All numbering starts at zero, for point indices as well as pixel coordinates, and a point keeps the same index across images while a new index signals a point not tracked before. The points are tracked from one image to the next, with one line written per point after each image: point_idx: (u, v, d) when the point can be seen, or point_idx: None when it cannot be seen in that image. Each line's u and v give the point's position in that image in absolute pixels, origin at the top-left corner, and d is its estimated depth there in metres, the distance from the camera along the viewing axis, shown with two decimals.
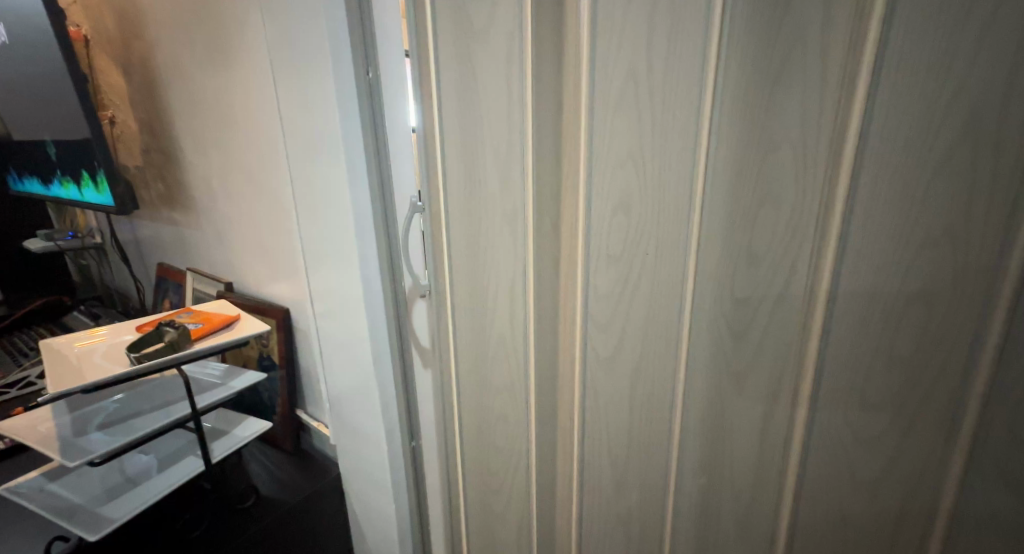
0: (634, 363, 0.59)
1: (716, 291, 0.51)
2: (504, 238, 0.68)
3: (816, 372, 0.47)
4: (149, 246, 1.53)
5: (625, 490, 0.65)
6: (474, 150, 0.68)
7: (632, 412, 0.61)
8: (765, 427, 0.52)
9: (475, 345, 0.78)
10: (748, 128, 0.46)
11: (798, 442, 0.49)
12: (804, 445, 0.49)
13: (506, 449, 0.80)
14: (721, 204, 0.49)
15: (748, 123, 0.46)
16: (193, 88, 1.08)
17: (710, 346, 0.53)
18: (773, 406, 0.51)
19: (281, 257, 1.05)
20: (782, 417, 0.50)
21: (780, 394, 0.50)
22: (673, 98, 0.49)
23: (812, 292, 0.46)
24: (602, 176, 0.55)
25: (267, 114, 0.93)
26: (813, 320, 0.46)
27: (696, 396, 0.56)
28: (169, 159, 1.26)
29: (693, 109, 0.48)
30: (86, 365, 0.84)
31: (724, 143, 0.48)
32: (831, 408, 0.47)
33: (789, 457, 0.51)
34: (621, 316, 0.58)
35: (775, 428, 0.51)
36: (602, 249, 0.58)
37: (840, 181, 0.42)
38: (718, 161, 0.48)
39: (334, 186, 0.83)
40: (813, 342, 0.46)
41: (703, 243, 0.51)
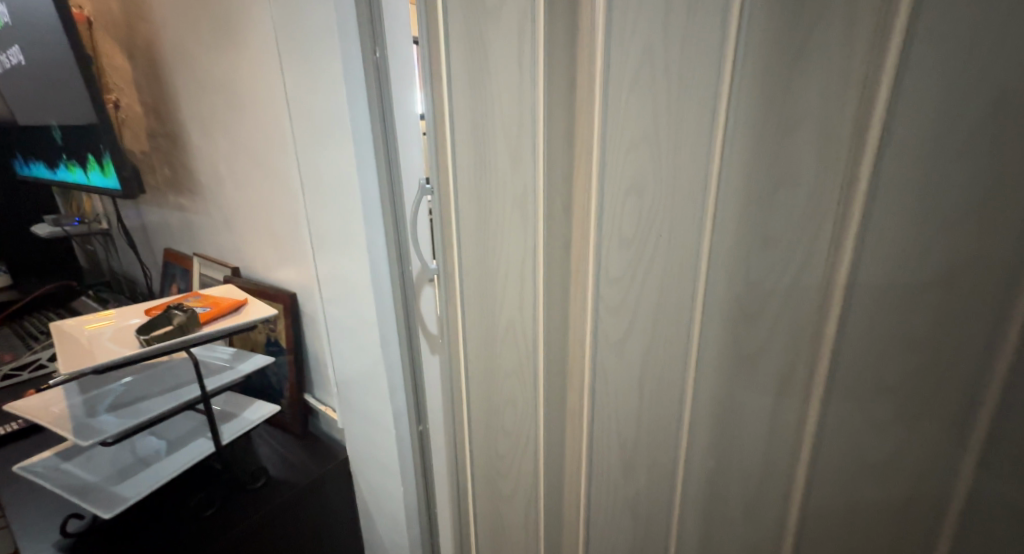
0: (646, 347, 0.59)
1: (730, 274, 0.51)
2: (513, 221, 0.67)
3: (832, 357, 0.46)
4: (155, 232, 1.53)
5: (634, 474, 0.65)
6: (484, 133, 0.67)
7: (642, 396, 0.61)
8: (776, 413, 0.51)
9: (484, 331, 0.78)
10: (767, 108, 0.45)
11: (810, 426, 0.49)
12: (817, 430, 0.49)
13: (513, 433, 0.80)
14: (736, 185, 0.48)
15: (767, 100, 0.45)
16: (198, 71, 1.07)
17: (723, 332, 0.53)
18: (786, 391, 0.50)
19: (288, 242, 1.04)
20: (795, 401, 0.50)
21: (794, 380, 0.49)
22: (690, 79, 0.48)
23: (830, 277, 0.45)
24: (615, 158, 0.55)
25: (272, 97, 0.92)
26: (831, 303, 0.45)
27: (706, 381, 0.55)
28: (174, 143, 1.25)
29: (710, 90, 0.47)
30: (97, 347, 0.84)
31: (742, 125, 0.47)
32: (843, 391, 0.46)
33: (801, 442, 0.50)
34: (633, 301, 0.58)
35: (787, 413, 0.51)
36: (614, 232, 0.57)
37: (864, 163, 0.41)
38: (735, 141, 0.47)
39: (341, 169, 0.83)
40: (829, 327, 0.46)
41: (717, 225, 0.50)
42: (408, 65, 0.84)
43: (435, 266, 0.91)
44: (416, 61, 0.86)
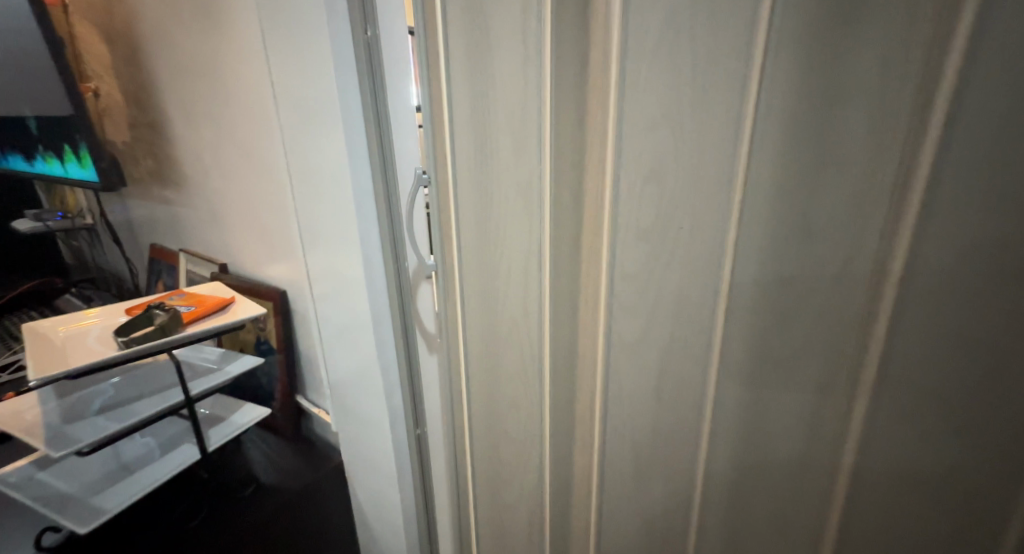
0: (664, 350, 0.54)
1: (760, 271, 0.46)
2: (517, 213, 0.62)
3: (880, 364, 0.41)
4: (141, 227, 1.47)
5: (650, 484, 0.60)
6: (485, 116, 0.61)
7: (659, 402, 0.56)
8: (812, 421, 0.47)
9: (485, 331, 0.73)
10: (808, 83, 0.40)
11: (852, 437, 0.44)
12: (860, 442, 0.44)
13: (517, 440, 0.75)
14: (770, 171, 0.43)
15: (808, 75, 0.40)
16: (179, 56, 1.01)
17: (751, 334, 0.48)
18: (823, 399, 0.45)
19: (277, 237, 0.99)
20: (835, 410, 0.45)
21: (834, 387, 0.44)
22: (719, 53, 0.43)
23: (880, 274, 0.39)
24: (632, 140, 0.49)
25: (256, 81, 0.86)
26: (881, 302, 0.40)
27: (731, 387, 0.51)
28: (157, 134, 1.19)
29: (741, 65, 0.42)
30: (71, 350, 0.79)
31: (777, 103, 0.42)
32: (892, 400, 0.41)
33: (840, 456, 0.45)
34: (650, 298, 0.53)
35: (822, 421, 0.46)
36: (631, 222, 0.52)
37: (928, 145, 0.35)
38: (770, 119, 0.42)
39: (331, 158, 0.77)
40: (879, 331, 0.40)
41: (746, 215, 0.45)
42: (402, 53, 0.79)
43: (436, 261, 0.83)
44: (411, 54, 0.81)
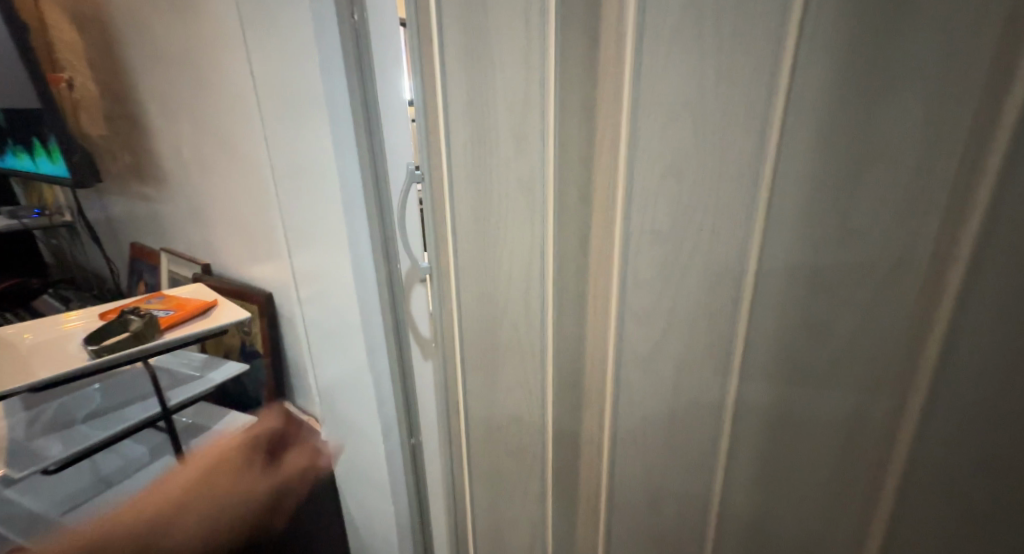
0: (681, 361, 0.49)
1: (790, 278, 0.41)
2: (519, 212, 0.57)
3: (930, 386, 0.35)
4: (121, 225, 1.41)
5: (661, 507, 0.56)
6: (483, 108, 0.56)
7: (673, 419, 0.52)
8: (847, 450, 0.42)
9: (484, 338, 0.68)
10: (851, 66, 0.35)
11: (893, 474, 0.39)
12: (903, 468, 0.38)
13: (519, 453, 0.70)
14: (805, 166, 0.38)
15: (852, 57, 0.35)
16: (155, 43, 0.95)
17: (778, 346, 0.43)
18: (860, 420, 0.40)
19: (262, 237, 0.93)
20: (874, 433, 0.40)
21: (873, 408, 0.39)
22: (749, 34, 0.38)
23: (935, 286, 0.34)
24: (646, 135, 0.45)
25: (234, 69, 0.80)
26: (931, 325, 0.35)
27: (754, 403, 0.46)
28: (134, 127, 1.13)
29: (773, 47, 0.37)
30: (37, 360, 0.74)
31: (813, 90, 0.37)
32: (941, 437, 0.36)
33: (879, 491, 0.40)
34: (666, 308, 0.49)
35: (861, 452, 0.41)
36: (644, 225, 0.47)
37: (1000, 137, 0.30)
38: (803, 112, 0.37)
39: (318, 153, 0.72)
40: (930, 351, 0.35)
41: (773, 220, 0.41)
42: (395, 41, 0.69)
43: (431, 262, 0.75)
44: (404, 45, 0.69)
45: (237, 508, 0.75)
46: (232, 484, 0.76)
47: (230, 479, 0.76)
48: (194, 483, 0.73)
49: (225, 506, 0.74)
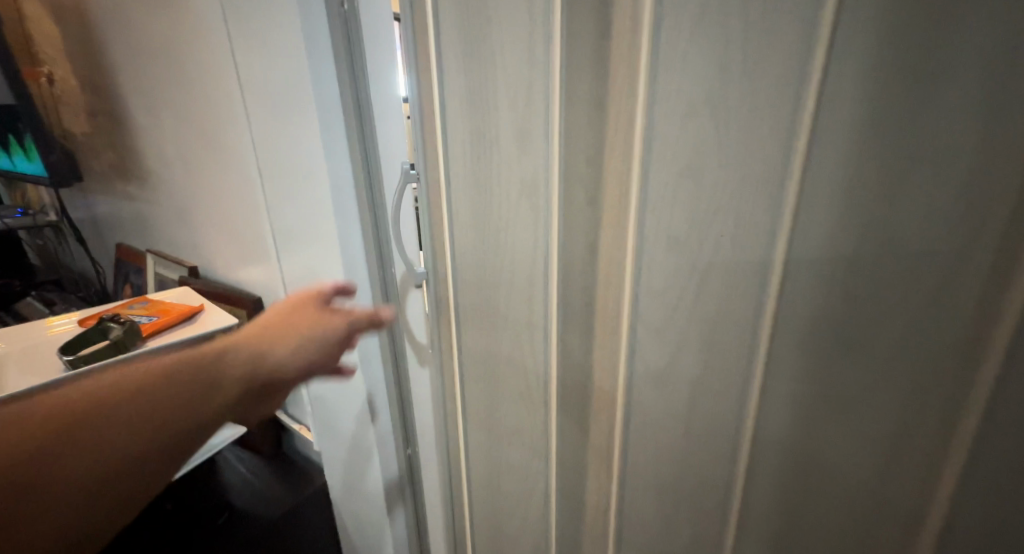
0: (697, 378, 0.46)
1: (819, 292, 0.38)
2: (522, 215, 0.54)
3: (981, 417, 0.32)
4: (106, 225, 1.36)
5: (675, 530, 0.53)
6: (482, 103, 0.52)
7: (687, 438, 0.49)
8: (883, 479, 0.38)
9: (484, 348, 0.65)
10: (894, 61, 0.31)
11: (941, 506, 0.35)
12: (947, 505, 0.35)
13: (520, 468, 0.67)
14: (838, 170, 0.35)
15: (896, 50, 0.31)
16: (136, 35, 0.91)
17: (804, 365, 0.40)
18: (898, 451, 0.37)
19: (249, 239, 0.89)
20: (912, 464, 0.36)
21: (912, 438, 0.36)
22: (779, 25, 0.35)
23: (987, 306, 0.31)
24: (661, 133, 0.41)
25: (218, 62, 0.76)
26: (987, 345, 0.31)
27: (776, 424, 0.43)
28: (117, 123, 1.09)
29: (804, 40, 0.34)
30: (9, 371, 0.69)
31: (850, 86, 0.33)
32: (995, 466, 0.32)
33: (919, 524, 0.37)
34: (683, 319, 0.45)
35: (898, 481, 0.37)
36: (659, 231, 0.44)
37: None
38: (837, 108, 0.34)
39: (306, 151, 0.68)
40: (980, 377, 0.32)
41: (801, 226, 0.37)
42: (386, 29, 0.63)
43: (426, 269, 0.69)
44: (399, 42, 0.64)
45: (312, 350, 0.53)
46: (307, 326, 0.53)
47: (308, 317, 0.54)
48: (177, 371, 0.42)
49: (291, 350, 0.51)
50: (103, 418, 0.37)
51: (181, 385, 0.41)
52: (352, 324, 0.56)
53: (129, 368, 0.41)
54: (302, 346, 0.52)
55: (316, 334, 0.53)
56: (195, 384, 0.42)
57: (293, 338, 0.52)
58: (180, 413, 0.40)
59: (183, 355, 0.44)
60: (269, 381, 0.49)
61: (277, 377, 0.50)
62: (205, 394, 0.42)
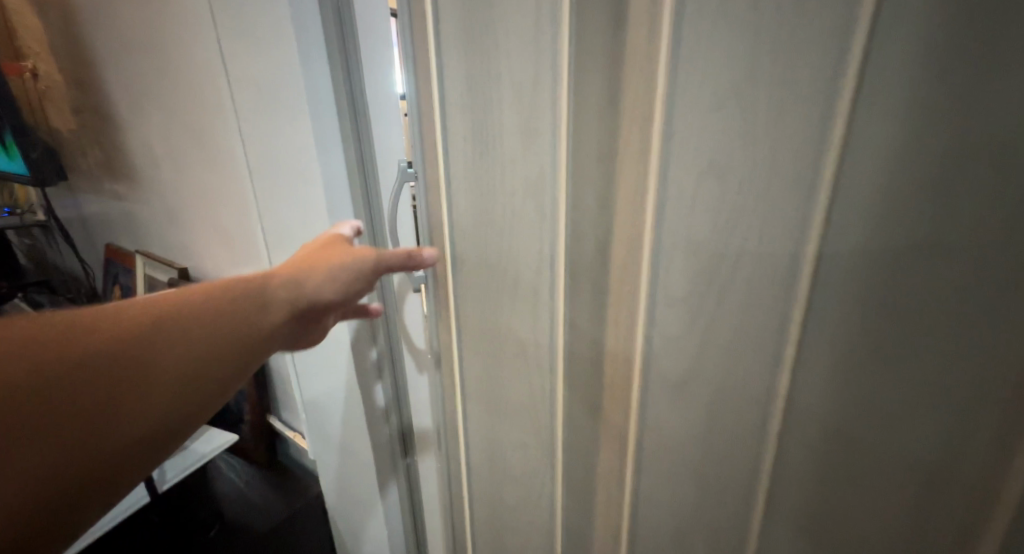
0: (716, 390, 0.43)
1: (854, 299, 0.35)
2: (527, 216, 0.50)
3: None
4: (94, 225, 1.32)
5: (690, 550, 0.50)
6: (484, 98, 0.49)
7: (705, 454, 0.46)
8: (927, 497, 0.36)
9: (486, 357, 0.61)
10: (945, 49, 0.29)
11: (995, 529, 0.33)
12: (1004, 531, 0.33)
13: (524, 482, 0.64)
14: (878, 168, 0.32)
15: (945, 38, 0.28)
16: (121, 28, 0.87)
17: (837, 376, 0.37)
18: (945, 468, 0.34)
19: (240, 240, 0.86)
20: (963, 483, 0.34)
21: (962, 455, 0.33)
22: (812, 10, 0.32)
23: None
24: (681, 130, 0.38)
25: (204, 55, 0.72)
26: None
27: (806, 438, 0.40)
28: (104, 120, 1.05)
29: (841, 27, 0.31)
30: None
31: (890, 77, 0.31)
32: None
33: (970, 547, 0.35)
34: (702, 329, 0.42)
35: (943, 504, 0.35)
36: (678, 233, 0.41)
37: None
38: (877, 104, 0.31)
39: (297, 148, 0.65)
40: None
41: (833, 231, 0.35)
42: (382, 21, 0.60)
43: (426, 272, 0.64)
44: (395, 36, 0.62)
45: (348, 281, 0.52)
46: (340, 258, 0.53)
47: (337, 251, 0.54)
48: (222, 297, 0.44)
49: (324, 282, 0.51)
50: (160, 339, 0.39)
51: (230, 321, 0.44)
52: (385, 259, 0.54)
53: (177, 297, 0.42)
54: (336, 277, 0.52)
55: (350, 262, 0.53)
56: (243, 323, 0.44)
57: (327, 268, 0.51)
58: (227, 340, 0.43)
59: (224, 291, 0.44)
60: (306, 312, 0.50)
61: (313, 309, 0.51)
62: (251, 322, 0.45)
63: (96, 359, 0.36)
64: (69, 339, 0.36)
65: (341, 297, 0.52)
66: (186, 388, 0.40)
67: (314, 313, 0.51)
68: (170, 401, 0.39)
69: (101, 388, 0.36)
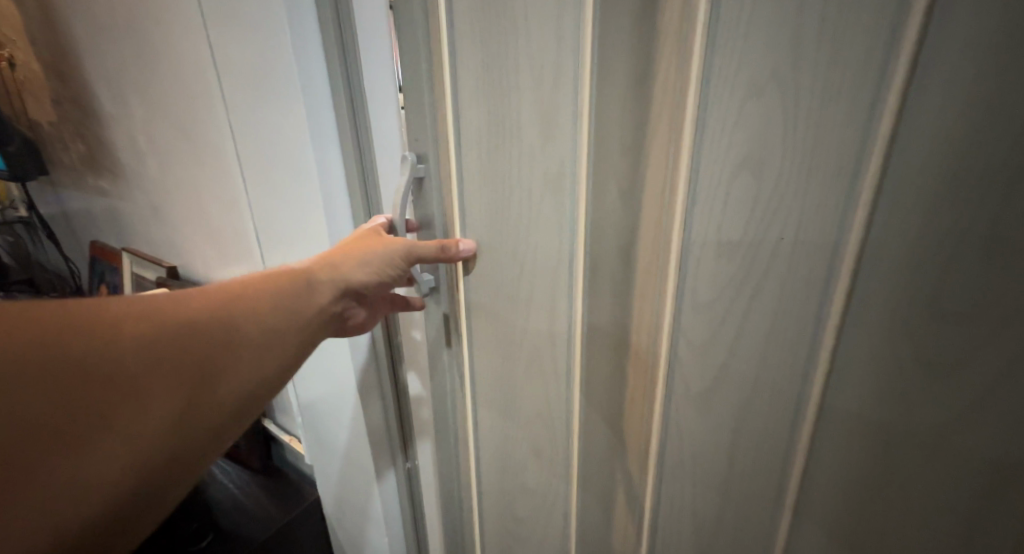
0: (745, 399, 0.41)
1: (895, 306, 0.32)
2: (542, 213, 0.48)
3: None
4: (78, 221, 1.27)
5: None
6: (495, 86, 0.46)
7: (732, 470, 0.44)
8: (973, 520, 0.33)
9: (494, 361, 0.59)
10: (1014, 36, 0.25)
11: None
12: None
13: (535, 488, 0.62)
14: (929, 165, 0.29)
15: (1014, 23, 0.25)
16: (100, 14, 0.82)
17: (872, 389, 0.35)
18: (995, 492, 0.32)
19: (231, 237, 0.82)
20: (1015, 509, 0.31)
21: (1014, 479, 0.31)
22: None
23: None
24: (714, 117, 0.36)
25: (191, 43, 0.68)
26: None
27: (837, 451, 0.38)
28: (85, 112, 1.00)
29: (895, 12, 0.28)
30: None
31: (947, 66, 0.28)
32: None
33: None
34: (733, 333, 0.40)
35: (989, 529, 0.32)
36: (707, 232, 0.38)
37: None
38: (931, 93, 0.28)
39: (291, 142, 0.61)
40: None
41: (877, 231, 0.32)
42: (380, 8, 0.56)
43: (436, 276, 0.59)
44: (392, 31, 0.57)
45: (385, 270, 0.51)
46: (380, 245, 0.51)
47: (372, 240, 0.52)
48: (279, 288, 0.44)
49: (367, 267, 0.50)
50: (231, 324, 0.39)
51: (291, 308, 0.44)
52: (420, 250, 0.51)
53: (238, 289, 0.42)
54: (373, 264, 0.50)
55: (389, 249, 0.51)
56: (302, 310, 0.44)
57: (363, 256, 0.50)
58: (289, 323, 0.43)
59: (281, 282, 0.44)
60: (346, 299, 0.50)
61: (351, 295, 0.50)
62: (307, 308, 0.45)
63: (172, 348, 0.36)
64: (147, 323, 0.35)
65: (382, 285, 0.51)
66: (253, 379, 0.40)
67: (352, 299, 0.51)
68: (232, 393, 0.39)
69: (186, 374, 0.36)
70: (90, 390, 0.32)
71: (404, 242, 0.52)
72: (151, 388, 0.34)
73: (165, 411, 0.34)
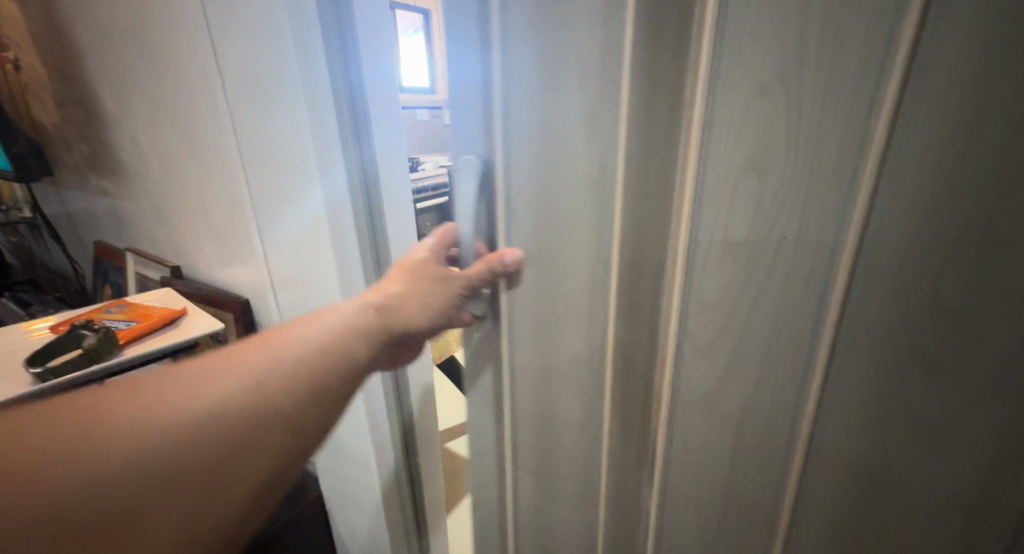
0: (748, 394, 0.41)
1: (895, 302, 0.32)
2: (582, 210, 0.46)
3: None
4: (81, 221, 1.27)
5: None
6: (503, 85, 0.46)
7: (733, 463, 0.44)
8: (974, 515, 0.33)
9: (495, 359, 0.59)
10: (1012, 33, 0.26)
11: None
12: None
13: (538, 483, 0.62)
14: (927, 160, 0.29)
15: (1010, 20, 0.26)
16: (102, 16, 0.83)
17: (873, 385, 0.35)
18: (993, 485, 0.32)
19: (234, 237, 0.82)
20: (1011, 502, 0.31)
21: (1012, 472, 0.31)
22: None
23: None
24: (720, 114, 0.36)
25: (193, 45, 0.68)
26: None
27: (837, 445, 0.38)
28: (88, 113, 1.01)
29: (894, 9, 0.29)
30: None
31: (945, 63, 0.28)
32: None
33: None
34: (736, 329, 0.40)
35: (990, 524, 0.32)
36: (711, 229, 0.39)
37: None
38: (929, 90, 0.29)
39: (291, 142, 0.61)
40: None
41: (876, 226, 0.32)
42: None
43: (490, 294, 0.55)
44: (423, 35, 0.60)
45: (434, 307, 0.52)
46: (428, 284, 0.52)
47: (420, 277, 0.53)
48: (314, 349, 0.44)
49: (419, 308, 0.51)
50: (249, 404, 0.38)
51: (321, 372, 0.43)
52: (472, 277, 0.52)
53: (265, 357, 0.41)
54: (429, 302, 0.52)
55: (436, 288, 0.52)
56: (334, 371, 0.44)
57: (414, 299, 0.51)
58: (317, 389, 0.42)
59: (313, 343, 0.44)
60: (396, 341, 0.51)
61: (404, 337, 0.51)
62: (338, 368, 0.44)
63: (185, 441, 0.35)
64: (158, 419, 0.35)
65: (434, 322, 0.53)
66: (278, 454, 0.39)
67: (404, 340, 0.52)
68: (258, 472, 0.38)
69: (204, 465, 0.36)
70: (109, 496, 0.32)
71: (461, 275, 0.52)
72: (168, 485, 0.34)
73: (185, 501, 0.35)
